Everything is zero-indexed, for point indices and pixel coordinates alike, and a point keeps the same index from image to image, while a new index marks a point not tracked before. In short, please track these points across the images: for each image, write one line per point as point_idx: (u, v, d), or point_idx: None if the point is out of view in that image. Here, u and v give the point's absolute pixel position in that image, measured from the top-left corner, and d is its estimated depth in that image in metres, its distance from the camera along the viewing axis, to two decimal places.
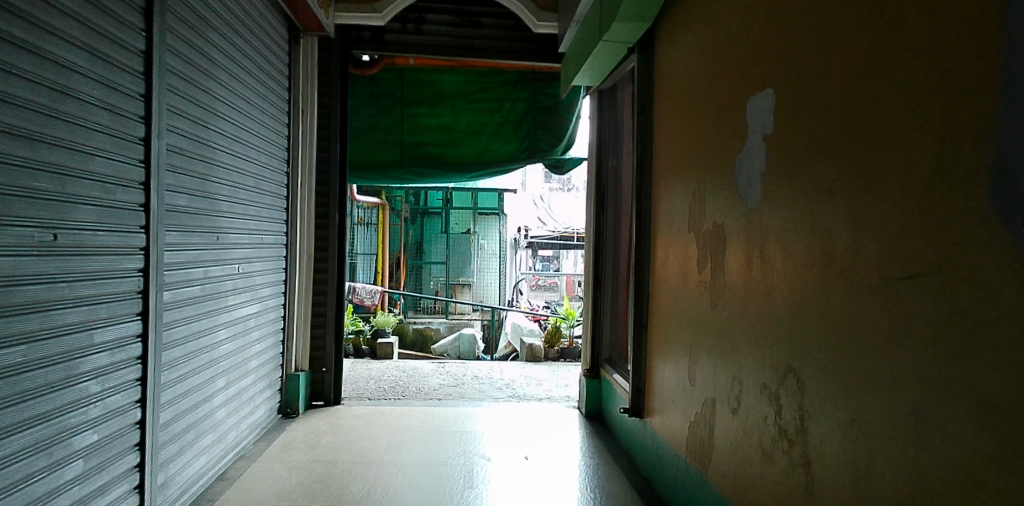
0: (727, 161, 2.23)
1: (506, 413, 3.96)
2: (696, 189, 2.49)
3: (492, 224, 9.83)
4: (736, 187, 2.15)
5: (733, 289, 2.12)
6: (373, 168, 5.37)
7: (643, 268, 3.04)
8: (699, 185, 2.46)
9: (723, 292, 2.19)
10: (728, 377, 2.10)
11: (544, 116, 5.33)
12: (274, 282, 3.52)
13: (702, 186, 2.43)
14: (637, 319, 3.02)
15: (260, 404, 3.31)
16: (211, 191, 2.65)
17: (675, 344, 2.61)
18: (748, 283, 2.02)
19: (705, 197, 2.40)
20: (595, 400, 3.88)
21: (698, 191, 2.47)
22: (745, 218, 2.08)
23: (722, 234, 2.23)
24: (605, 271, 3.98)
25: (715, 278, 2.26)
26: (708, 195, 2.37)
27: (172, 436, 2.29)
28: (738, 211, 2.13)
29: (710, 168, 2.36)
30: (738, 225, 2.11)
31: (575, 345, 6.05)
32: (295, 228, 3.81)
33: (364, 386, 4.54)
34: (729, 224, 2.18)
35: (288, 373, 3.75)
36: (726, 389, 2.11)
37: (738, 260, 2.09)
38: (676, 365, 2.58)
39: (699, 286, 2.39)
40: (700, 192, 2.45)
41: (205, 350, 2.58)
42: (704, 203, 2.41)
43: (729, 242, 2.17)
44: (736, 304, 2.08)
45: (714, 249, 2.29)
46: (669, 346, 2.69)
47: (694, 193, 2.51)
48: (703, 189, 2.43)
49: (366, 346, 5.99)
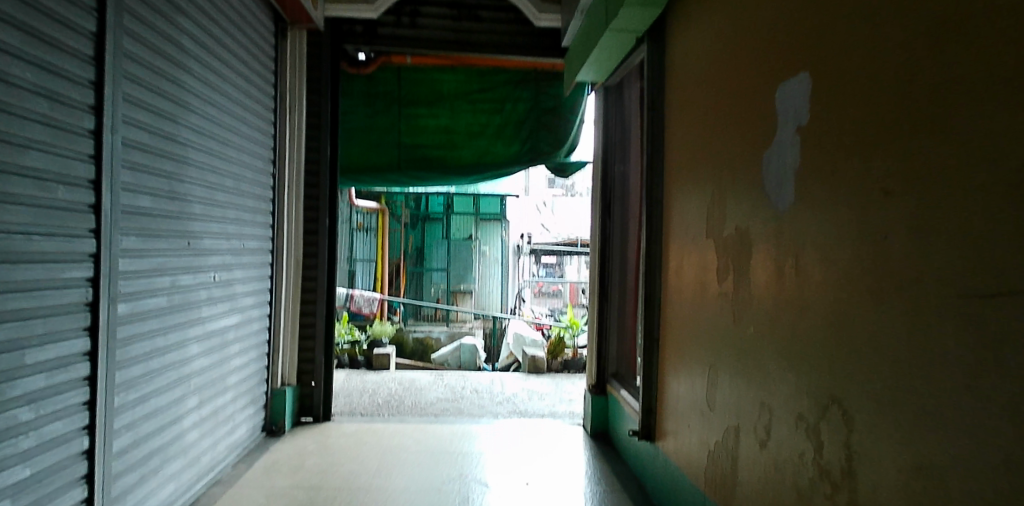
0: (752, 159, 1.99)
1: (507, 432, 3.69)
2: (713, 190, 2.26)
3: (493, 231, 9.53)
4: (762, 186, 1.91)
5: (759, 303, 1.87)
6: (368, 171, 5.14)
7: (653, 276, 2.80)
8: (717, 185, 2.23)
9: (747, 306, 1.94)
10: (753, 402, 1.86)
11: (546, 118, 5.10)
12: (257, 291, 3.28)
13: (721, 186, 2.20)
14: (647, 333, 2.77)
15: (242, 422, 3.07)
16: (180, 192, 2.43)
17: (691, 362, 2.36)
18: (776, 296, 1.78)
19: (724, 199, 2.17)
20: (601, 419, 3.62)
21: (716, 192, 2.24)
22: (771, 223, 1.84)
23: (746, 240, 1.99)
24: (612, 279, 3.74)
25: (737, 290, 2.02)
26: (728, 196, 2.14)
27: (131, 465, 2.05)
28: (762, 214, 1.90)
29: (731, 167, 2.13)
30: (765, 231, 1.87)
31: (579, 356, 5.78)
32: (283, 233, 3.59)
33: (356, 400, 4.29)
34: (755, 229, 1.94)
35: (273, 389, 3.47)
36: (751, 417, 1.86)
37: (765, 270, 1.85)
38: (692, 386, 2.33)
39: (719, 298, 2.14)
40: (719, 193, 2.21)
41: (173, 367, 2.35)
42: (723, 205, 2.17)
43: (754, 249, 1.92)
44: (763, 320, 1.84)
45: (735, 257, 2.05)
46: (683, 363, 2.43)
47: (712, 195, 2.27)
48: (722, 189, 2.19)
49: (362, 356, 5.73)
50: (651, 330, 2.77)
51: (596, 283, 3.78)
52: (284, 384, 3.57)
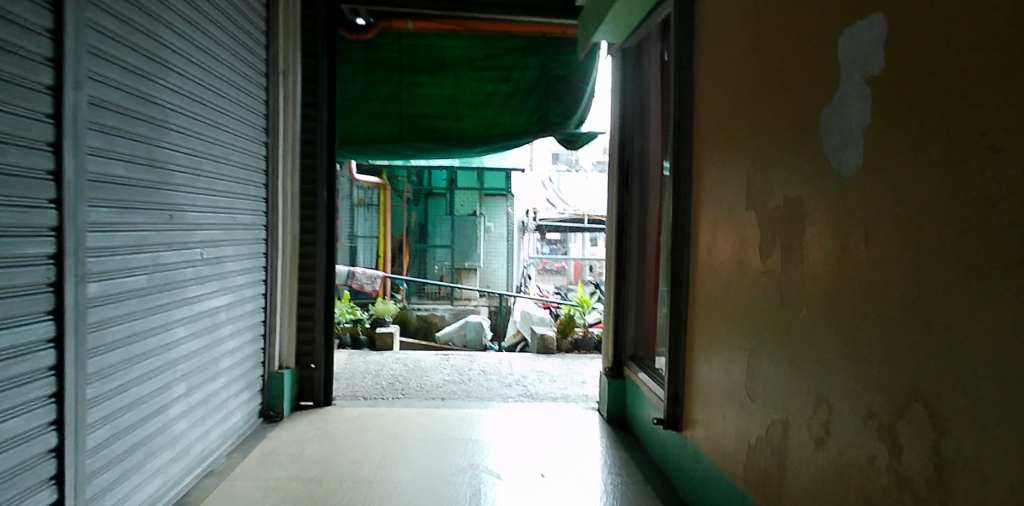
0: (803, 119, 1.73)
1: (518, 417, 3.50)
2: (755, 156, 2.01)
3: (499, 205, 9.32)
4: (818, 148, 1.66)
5: (813, 283, 1.64)
6: (368, 142, 4.88)
7: (680, 253, 2.56)
8: (759, 151, 1.98)
9: (797, 285, 1.71)
10: (806, 395, 1.64)
11: (556, 86, 4.81)
12: (251, 270, 3.06)
13: (764, 151, 1.95)
14: (673, 315, 2.55)
15: (236, 409, 2.87)
16: (160, 160, 2.19)
17: (727, 348, 2.13)
18: (836, 274, 1.55)
19: (769, 165, 1.92)
20: (618, 403, 3.43)
21: (757, 158, 1.99)
22: (830, 190, 1.60)
23: (796, 210, 1.75)
24: (630, 255, 3.49)
25: (785, 267, 1.79)
26: (773, 163, 1.89)
27: (109, 461, 1.85)
28: (819, 181, 1.65)
29: (777, 129, 1.87)
30: (822, 200, 1.63)
31: (590, 336, 5.58)
32: (277, 207, 3.35)
33: (359, 382, 4.10)
34: (808, 198, 1.70)
35: (270, 372, 3.27)
36: (804, 412, 1.64)
37: (821, 245, 1.61)
38: (728, 373, 2.11)
39: (763, 277, 1.91)
40: (762, 158, 1.96)
41: (157, 351, 2.14)
42: (767, 173, 1.92)
43: (808, 221, 1.68)
44: (817, 302, 1.61)
45: (783, 231, 1.81)
46: (717, 348, 2.21)
47: (751, 161, 2.03)
48: (766, 155, 1.94)
49: (365, 336, 5.53)
50: (679, 311, 2.54)
51: (612, 260, 3.54)
52: (282, 366, 3.36)
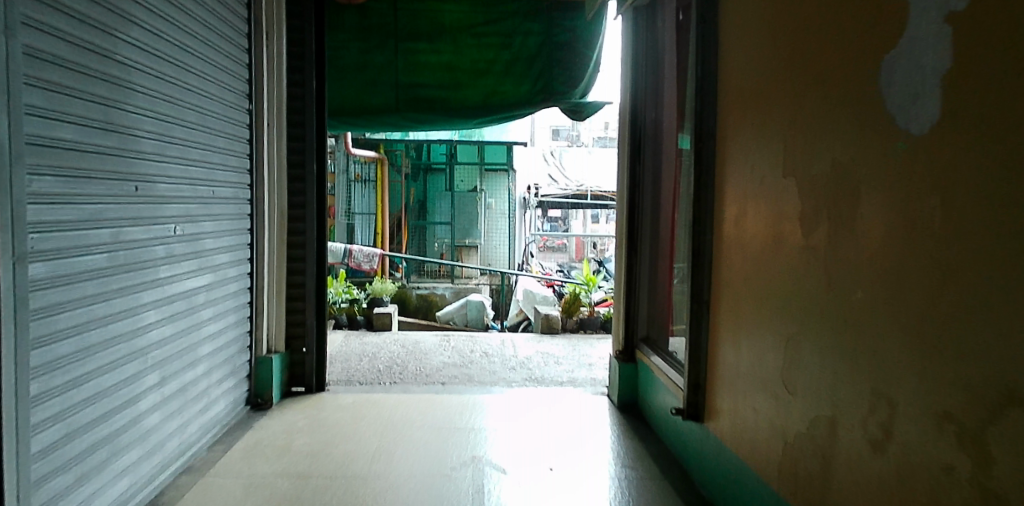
0: (855, 71, 1.48)
1: (523, 404, 3.31)
2: (792, 116, 1.76)
3: (501, 181, 9.05)
4: (873, 103, 1.41)
5: (869, 260, 1.41)
6: (363, 114, 4.62)
7: (702, 228, 2.32)
8: (799, 111, 1.73)
9: (849, 264, 1.48)
10: (859, 389, 1.42)
11: (561, 52, 4.51)
12: (234, 247, 2.82)
13: (805, 111, 1.70)
14: (694, 296, 2.32)
15: (219, 398, 2.66)
16: (120, 124, 1.94)
17: (759, 333, 1.91)
18: (897, 250, 1.32)
19: (811, 125, 1.67)
20: (629, 388, 3.23)
21: (796, 118, 1.74)
22: (890, 152, 1.36)
23: (846, 177, 1.51)
24: (642, 231, 3.25)
25: (832, 242, 1.55)
26: (816, 123, 1.64)
27: (62, 464, 1.63)
28: (875, 140, 1.40)
29: (821, 84, 1.62)
30: (879, 164, 1.39)
31: (596, 316, 5.38)
32: (262, 180, 3.10)
33: (355, 366, 3.90)
34: (861, 162, 1.45)
35: (258, 357, 3.06)
36: (857, 409, 1.42)
37: (879, 217, 1.38)
38: (760, 362, 1.90)
39: (804, 254, 1.68)
40: (801, 119, 1.71)
41: (122, 339, 1.92)
42: (808, 134, 1.68)
43: (862, 190, 1.45)
44: (873, 284, 1.39)
45: (831, 201, 1.57)
46: (747, 333, 1.99)
47: (789, 122, 1.78)
48: (807, 114, 1.69)
49: (361, 316, 5.32)
50: (700, 292, 2.31)
51: (623, 237, 3.31)
52: (271, 351, 3.15)
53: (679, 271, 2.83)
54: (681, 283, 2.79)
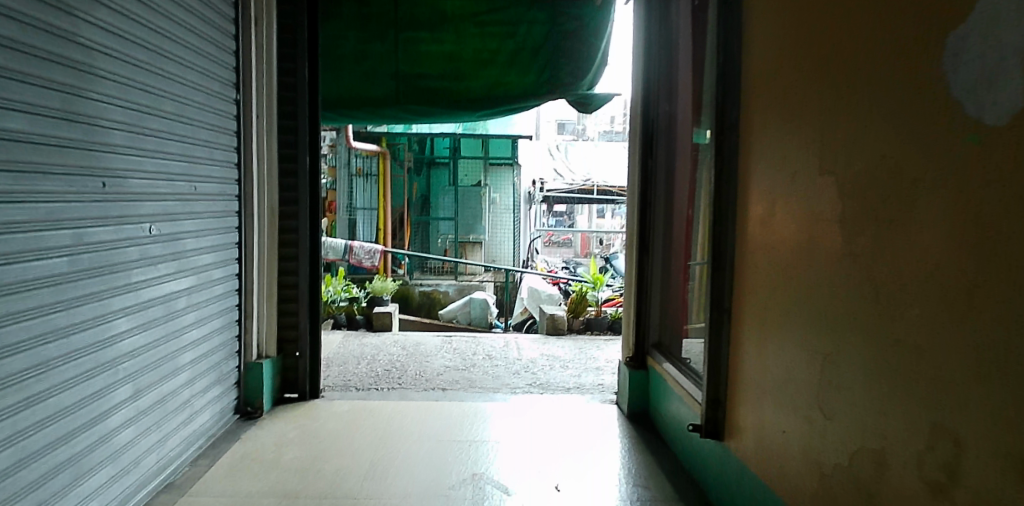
0: (905, 56, 1.30)
1: (527, 413, 3.12)
2: (832, 107, 1.56)
3: (505, 176, 8.87)
4: (936, 88, 1.21)
5: (923, 274, 1.22)
6: (362, 106, 4.45)
7: (723, 228, 2.12)
8: (840, 101, 1.53)
9: (897, 278, 1.30)
10: (913, 420, 1.23)
11: (567, 42, 4.30)
12: (219, 247, 2.64)
13: (849, 101, 1.50)
14: (714, 303, 2.13)
15: (203, 408, 2.50)
16: (82, 113, 1.76)
17: (790, 349, 1.72)
18: (963, 264, 1.13)
19: (855, 117, 1.47)
20: (640, 396, 3.05)
21: (836, 110, 1.54)
22: (950, 149, 1.17)
23: (894, 178, 1.33)
24: (654, 230, 3.05)
25: (879, 250, 1.36)
26: (862, 114, 1.44)
27: (17, 492, 1.47)
28: (935, 135, 1.21)
29: (863, 72, 1.44)
30: (936, 163, 1.20)
31: (603, 315, 5.19)
32: (251, 175, 2.92)
33: (352, 370, 3.73)
34: (913, 160, 1.27)
35: (247, 362, 2.89)
36: (910, 443, 1.24)
37: (936, 224, 1.20)
38: (790, 380, 1.71)
39: (844, 261, 1.48)
40: (843, 110, 1.52)
41: (88, 350, 1.75)
42: (852, 126, 1.48)
43: (914, 193, 1.26)
44: (929, 300, 1.21)
45: (875, 204, 1.38)
46: (774, 347, 1.80)
47: (828, 113, 1.58)
48: (850, 104, 1.49)
49: (361, 316, 5.15)
50: (720, 299, 2.12)
51: (634, 235, 3.12)
52: (262, 356, 2.98)
53: (696, 274, 2.63)
54: (700, 287, 2.59)
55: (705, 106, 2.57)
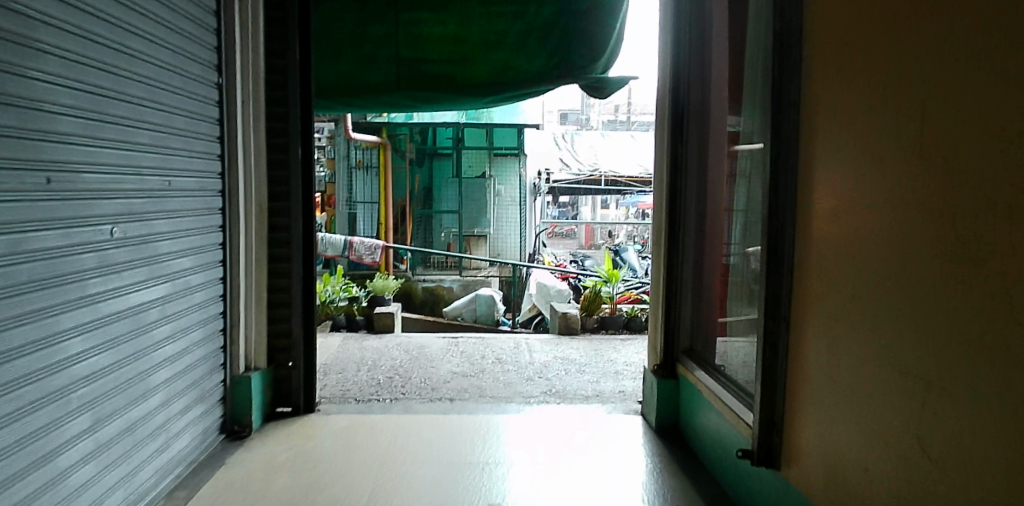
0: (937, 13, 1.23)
1: (544, 427, 2.83)
2: (861, 73, 1.47)
3: (511, 166, 8.52)
4: (980, 31, 1.13)
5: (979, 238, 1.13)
6: (360, 93, 4.14)
7: (781, 222, 1.81)
8: (870, 64, 1.44)
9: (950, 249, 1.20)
10: (999, 386, 1.09)
11: (580, 23, 3.91)
12: (199, 248, 2.34)
13: (880, 60, 1.41)
14: (769, 310, 1.84)
15: (182, 430, 2.22)
16: (19, 95, 1.45)
17: (853, 353, 1.50)
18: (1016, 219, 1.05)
19: (889, 77, 1.38)
20: (669, 407, 2.76)
21: (865, 74, 1.45)
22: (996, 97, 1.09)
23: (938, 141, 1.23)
24: (684, 223, 2.73)
25: (932, 218, 1.25)
26: (896, 73, 1.35)
27: None
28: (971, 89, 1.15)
29: (893, 37, 1.36)
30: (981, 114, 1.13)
31: (618, 313, 4.89)
32: (236, 167, 2.60)
33: (352, 378, 3.44)
34: (953, 119, 1.19)
35: (234, 376, 2.60)
36: (1001, 416, 1.08)
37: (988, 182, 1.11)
38: (862, 394, 1.46)
39: (900, 238, 1.33)
40: (874, 72, 1.42)
41: (30, 379, 1.46)
42: (888, 87, 1.38)
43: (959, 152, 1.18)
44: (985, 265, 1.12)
45: (916, 176, 1.29)
46: (835, 354, 1.57)
47: (858, 77, 1.48)
48: (883, 66, 1.39)
49: (361, 316, 4.86)
50: (777, 307, 1.82)
51: (661, 230, 2.82)
52: (250, 368, 2.69)
53: (744, 275, 2.30)
54: (749, 290, 2.26)
55: (750, 83, 2.24)
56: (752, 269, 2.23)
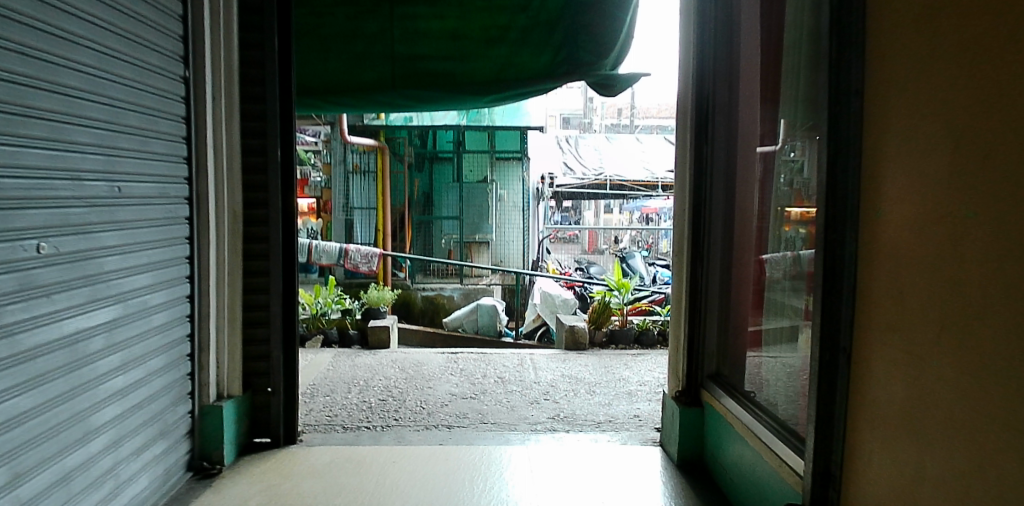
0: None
1: (553, 459, 2.52)
2: (891, 77, 1.37)
3: (514, 171, 8.20)
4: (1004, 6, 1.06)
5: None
6: (352, 93, 3.84)
7: (841, 234, 1.50)
8: (900, 66, 1.34)
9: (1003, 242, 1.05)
10: None
11: (586, 16, 3.60)
12: (159, 263, 2.05)
13: (909, 61, 1.31)
14: (826, 341, 1.54)
15: (136, 473, 1.92)
16: None
17: (916, 388, 1.28)
18: None
19: (921, 74, 1.27)
20: (692, 438, 2.46)
21: (897, 75, 1.35)
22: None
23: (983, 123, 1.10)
24: (710, 235, 2.43)
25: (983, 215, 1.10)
26: (927, 68, 1.26)
27: None
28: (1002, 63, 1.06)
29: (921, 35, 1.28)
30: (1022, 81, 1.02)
31: (629, 326, 4.57)
32: (206, 172, 2.31)
33: (341, 401, 3.15)
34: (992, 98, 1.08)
35: (202, 405, 2.31)
36: None
37: None
38: (949, 442, 1.18)
39: (983, 243, 1.10)
40: (904, 70, 1.32)
41: None
42: (919, 86, 1.28)
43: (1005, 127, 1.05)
44: None
45: (962, 171, 1.15)
46: (906, 388, 1.30)
47: (890, 81, 1.37)
48: (914, 64, 1.29)
49: (355, 330, 4.55)
50: (835, 336, 1.52)
51: (682, 242, 2.54)
52: (222, 396, 2.40)
53: (786, 294, 1.99)
54: (795, 313, 1.94)
55: (793, 73, 1.93)
56: (797, 289, 1.92)
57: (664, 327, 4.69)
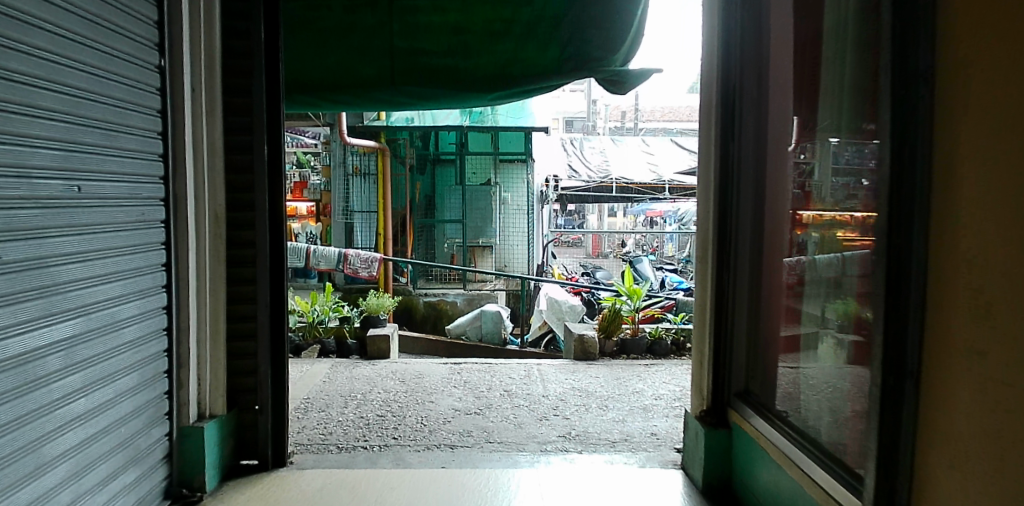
0: None
1: (566, 483, 2.31)
2: (970, 56, 1.16)
3: (518, 173, 7.99)
4: None
5: None
6: (349, 90, 3.64)
7: (907, 238, 1.28)
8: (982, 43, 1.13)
9: None
10: None
11: (596, 9, 3.37)
12: (130, 271, 1.85)
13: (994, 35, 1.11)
14: (889, 363, 1.33)
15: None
16: None
17: (1011, 423, 1.06)
18: None
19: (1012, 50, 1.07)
20: (719, 462, 2.23)
21: (977, 52, 1.15)
22: None
23: None
24: (738, 239, 2.22)
25: None
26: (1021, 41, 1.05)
27: None
28: None
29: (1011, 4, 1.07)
30: None
31: (641, 335, 4.36)
32: (184, 171, 2.10)
33: (336, 418, 2.94)
34: None
35: (182, 427, 2.11)
36: None
37: None
38: None
39: None
40: (988, 46, 1.12)
41: None
42: (1010, 63, 1.08)
43: None
44: None
45: None
46: (998, 420, 1.09)
47: (968, 60, 1.17)
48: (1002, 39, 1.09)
49: (353, 340, 4.35)
50: (900, 358, 1.31)
51: (707, 247, 2.32)
52: (204, 416, 2.19)
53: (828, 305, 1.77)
54: (843, 329, 1.71)
55: (840, 60, 1.72)
56: (844, 300, 1.70)
57: (677, 336, 4.47)
